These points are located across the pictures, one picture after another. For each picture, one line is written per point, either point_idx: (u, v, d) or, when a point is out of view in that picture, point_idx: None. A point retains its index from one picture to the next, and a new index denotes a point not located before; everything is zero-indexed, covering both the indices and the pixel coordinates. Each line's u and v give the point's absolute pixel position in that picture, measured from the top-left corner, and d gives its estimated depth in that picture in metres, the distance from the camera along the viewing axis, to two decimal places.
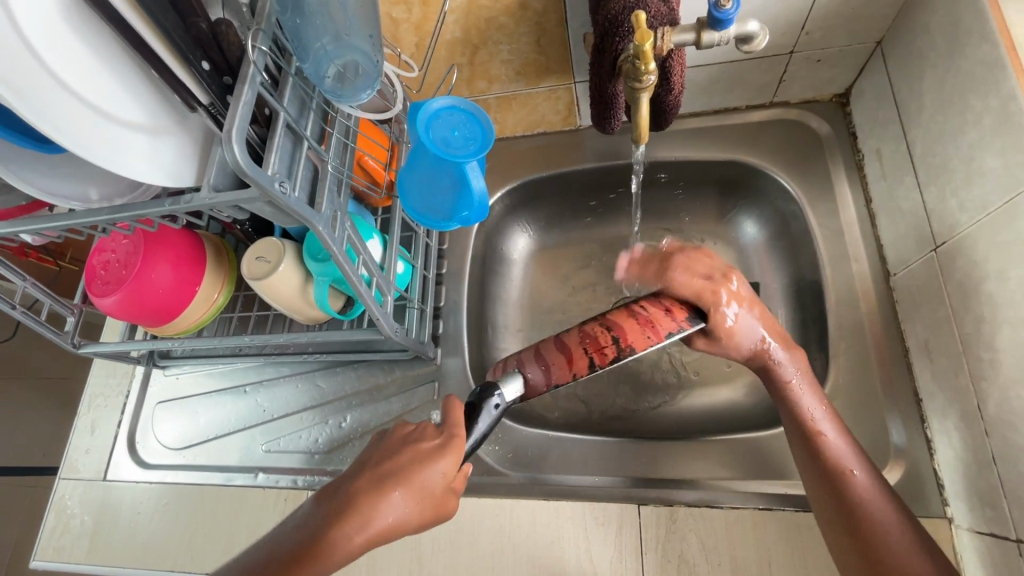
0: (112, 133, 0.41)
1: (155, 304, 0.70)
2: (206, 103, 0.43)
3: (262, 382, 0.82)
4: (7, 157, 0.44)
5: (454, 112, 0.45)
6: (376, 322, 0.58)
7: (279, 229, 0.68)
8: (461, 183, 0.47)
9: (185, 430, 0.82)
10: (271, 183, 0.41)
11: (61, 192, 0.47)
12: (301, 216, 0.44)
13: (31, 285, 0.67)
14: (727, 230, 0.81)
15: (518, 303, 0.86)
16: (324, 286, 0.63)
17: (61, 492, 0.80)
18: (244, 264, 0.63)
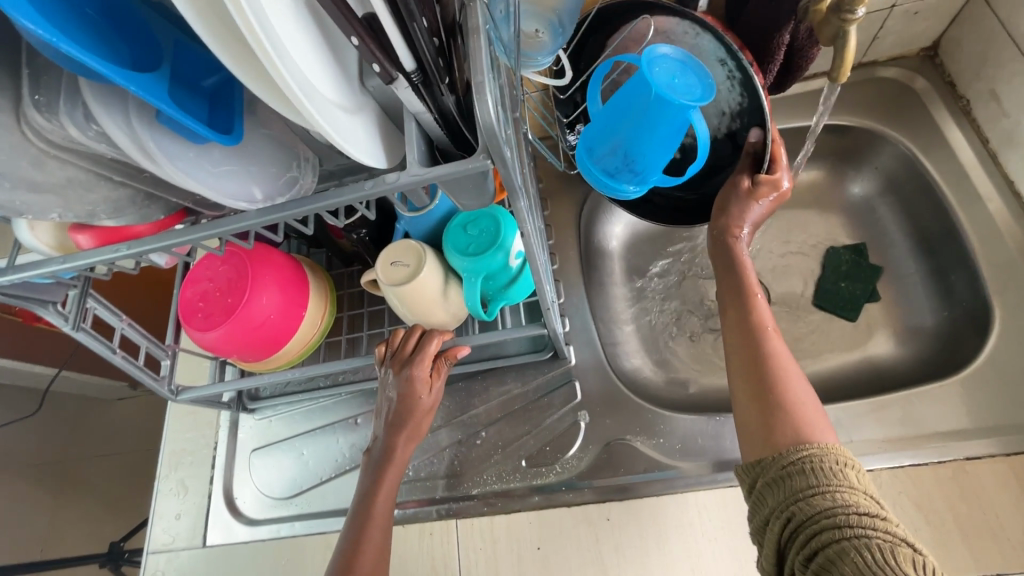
0: (320, 106, 0.33)
1: (264, 332, 0.62)
2: (409, 71, 0.34)
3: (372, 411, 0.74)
4: (172, 154, 0.37)
5: (669, 58, 0.42)
6: (547, 315, 0.53)
7: (401, 232, 0.60)
8: (667, 139, 0.43)
9: (292, 476, 0.73)
10: (502, 141, 0.34)
11: (227, 192, 0.40)
12: (517, 188, 0.38)
13: (128, 326, 0.59)
14: (829, 195, 0.81)
15: (626, 293, 0.84)
16: (476, 286, 0.55)
17: (153, 568, 0.71)
18: (377, 270, 0.54)
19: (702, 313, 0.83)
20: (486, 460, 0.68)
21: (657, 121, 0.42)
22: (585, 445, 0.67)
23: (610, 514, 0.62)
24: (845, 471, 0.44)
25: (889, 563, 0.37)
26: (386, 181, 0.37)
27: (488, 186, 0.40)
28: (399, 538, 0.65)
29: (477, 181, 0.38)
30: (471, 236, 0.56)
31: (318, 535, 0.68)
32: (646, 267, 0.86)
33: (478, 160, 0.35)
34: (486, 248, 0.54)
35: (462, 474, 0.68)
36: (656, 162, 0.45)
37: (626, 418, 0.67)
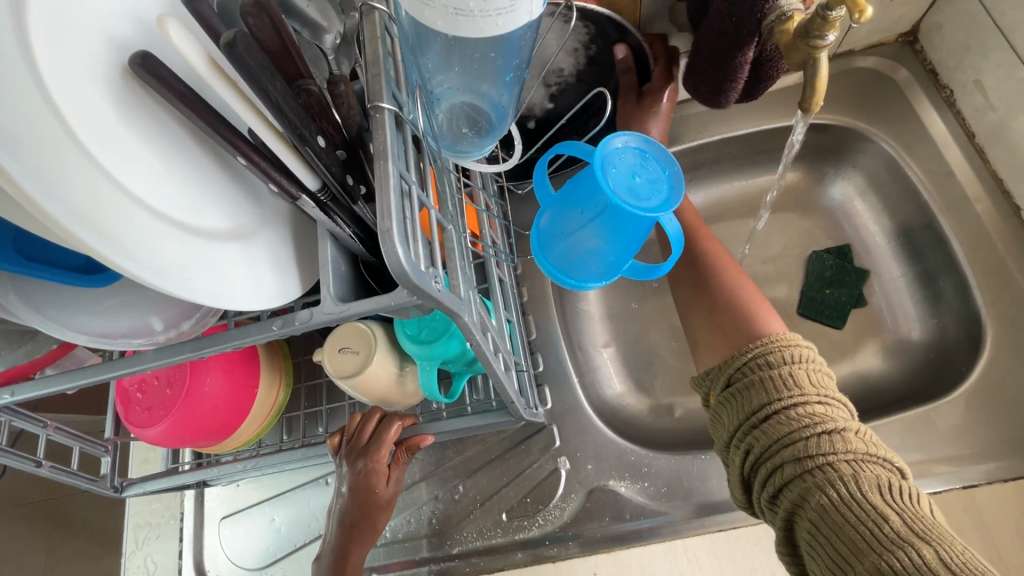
0: (200, 250, 0.30)
1: (209, 421, 0.58)
2: (314, 190, 0.32)
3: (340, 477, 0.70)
4: (41, 300, 0.33)
5: (626, 150, 0.36)
6: (511, 403, 0.50)
7: None
8: (637, 235, 0.39)
9: (264, 546, 0.70)
10: (424, 282, 0.31)
11: (120, 330, 0.35)
12: (451, 309, 0.35)
13: (55, 430, 0.55)
14: (809, 197, 0.77)
15: (602, 314, 0.80)
16: (432, 370, 0.52)
17: None
18: (326, 359, 0.53)
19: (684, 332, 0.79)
20: (466, 517, 0.65)
21: (620, 223, 0.37)
22: (568, 493, 0.63)
23: (597, 568, 0.59)
24: (801, 377, 0.44)
25: (845, 478, 0.39)
26: (299, 319, 0.34)
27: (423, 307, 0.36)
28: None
29: (406, 308, 0.35)
30: (422, 318, 0.52)
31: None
32: (622, 284, 0.82)
33: (401, 296, 0.32)
34: (438, 335, 0.51)
35: (440, 534, 0.65)
36: (625, 256, 0.40)
37: (608, 461, 0.64)
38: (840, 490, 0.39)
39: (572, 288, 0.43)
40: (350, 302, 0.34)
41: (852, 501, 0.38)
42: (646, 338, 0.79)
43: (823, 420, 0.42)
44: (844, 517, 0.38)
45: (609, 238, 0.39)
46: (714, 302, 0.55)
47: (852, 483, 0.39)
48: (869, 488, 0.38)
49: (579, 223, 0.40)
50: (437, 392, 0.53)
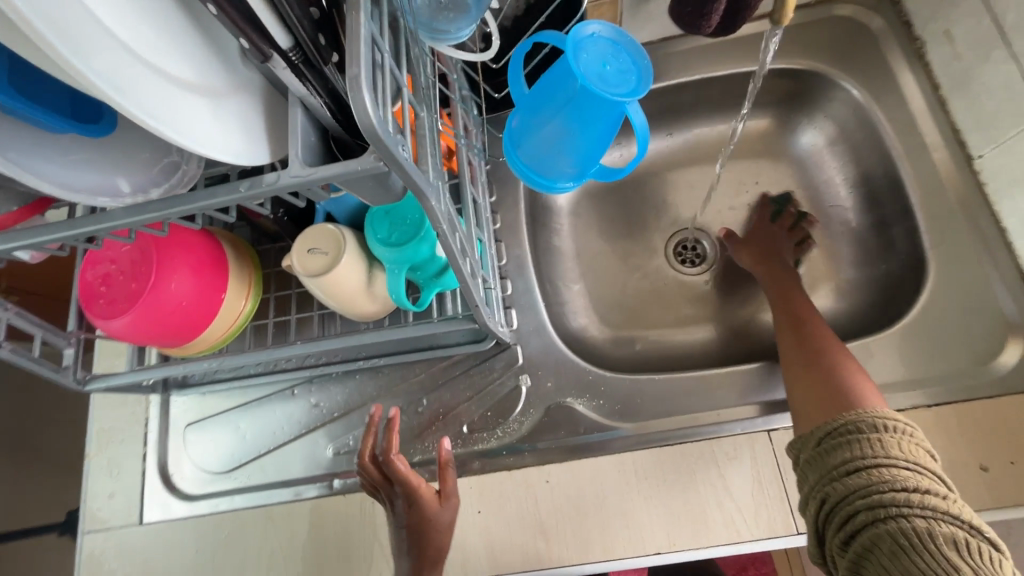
0: (166, 93, 0.30)
1: (176, 319, 0.58)
2: (285, 49, 0.32)
3: (306, 389, 0.71)
4: (3, 142, 0.33)
5: (598, 39, 0.36)
6: (477, 312, 0.52)
7: (321, 213, 0.57)
8: (604, 134, 0.39)
9: (230, 452, 0.71)
10: (392, 145, 0.31)
11: (84, 184, 0.36)
12: (418, 185, 0.36)
13: (17, 315, 0.55)
14: (779, 147, 0.80)
15: (574, 250, 0.82)
16: (399, 274, 0.53)
17: (89, 547, 0.69)
18: (293, 259, 0.53)
19: (651, 272, 0.82)
20: (429, 427, 0.67)
21: (588, 114, 0.38)
22: (527, 409, 0.66)
23: (550, 476, 0.62)
24: (886, 441, 0.47)
25: (922, 531, 0.41)
26: (266, 182, 0.34)
27: (392, 183, 0.37)
28: (344, 511, 0.65)
29: (372, 181, 0.36)
30: (392, 222, 0.52)
31: (253, 514, 0.67)
32: (595, 223, 0.84)
33: (370, 162, 0.33)
34: (409, 237, 0.51)
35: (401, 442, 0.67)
36: (592, 155, 0.41)
37: (567, 380, 0.67)
38: (912, 537, 0.41)
39: (542, 188, 0.43)
40: (317, 168, 0.35)
41: (922, 548, 0.40)
42: (615, 275, 0.82)
43: (905, 481, 0.44)
44: (914, 561, 0.40)
45: (576, 134, 0.39)
46: (825, 385, 0.55)
47: (925, 537, 0.41)
48: (944, 542, 0.40)
49: (546, 117, 0.40)
50: (405, 298, 0.54)
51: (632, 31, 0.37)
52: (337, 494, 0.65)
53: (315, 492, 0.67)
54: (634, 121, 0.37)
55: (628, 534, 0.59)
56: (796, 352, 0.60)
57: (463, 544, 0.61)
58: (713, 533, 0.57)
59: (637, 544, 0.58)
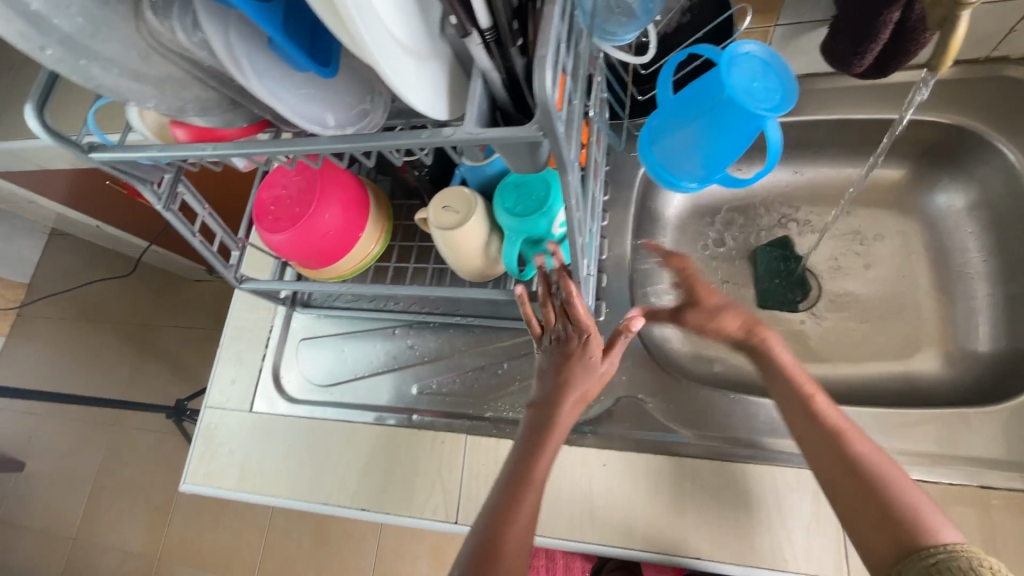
0: (392, 49, 0.37)
1: (321, 245, 0.69)
2: (484, 28, 0.39)
3: (405, 330, 0.80)
4: (262, 70, 0.42)
5: (751, 58, 0.40)
6: (576, 289, 0.57)
7: (458, 178, 0.65)
8: (736, 146, 0.43)
9: (331, 369, 0.81)
10: (556, 119, 0.37)
11: (304, 113, 0.45)
12: (563, 159, 0.41)
13: (210, 215, 0.67)
14: (911, 201, 0.77)
15: (671, 261, 0.84)
16: (516, 243, 0.59)
17: (208, 420, 0.82)
18: (430, 212, 0.61)
19: (744, 298, 0.82)
20: (505, 389, 0.74)
21: (726, 124, 0.41)
22: (598, 394, 0.70)
23: (608, 461, 0.65)
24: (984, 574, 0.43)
25: None
26: (443, 135, 0.41)
27: (540, 154, 0.43)
28: (419, 444, 0.73)
29: (525, 147, 0.42)
30: (520, 195, 0.58)
31: (341, 427, 0.77)
32: (698, 240, 0.85)
33: (530, 131, 0.39)
34: (532, 211, 0.57)
35: (474, 396, 0.75)
36: (718, 163, 0.44)
37: (642, 378, 0.70)
38: None
39: (667, 185, 0.48)
40: (486, 130, 0.41)
41: None
42: (707, 293, 0.83)
43: None
44: None
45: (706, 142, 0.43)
46: (865, 488, 0.52)
47: None
48: None
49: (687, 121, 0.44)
50: (515, 265, 0.61)
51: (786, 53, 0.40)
52: (414, 426, 0.74)
53: (395, 421, 0.75)
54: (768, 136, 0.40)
55: (671, 533, 0.61)
56: (807, 428, 0.57)
57: None
58: (758, 554, 0.58)
59: (678, 545, 0.61)
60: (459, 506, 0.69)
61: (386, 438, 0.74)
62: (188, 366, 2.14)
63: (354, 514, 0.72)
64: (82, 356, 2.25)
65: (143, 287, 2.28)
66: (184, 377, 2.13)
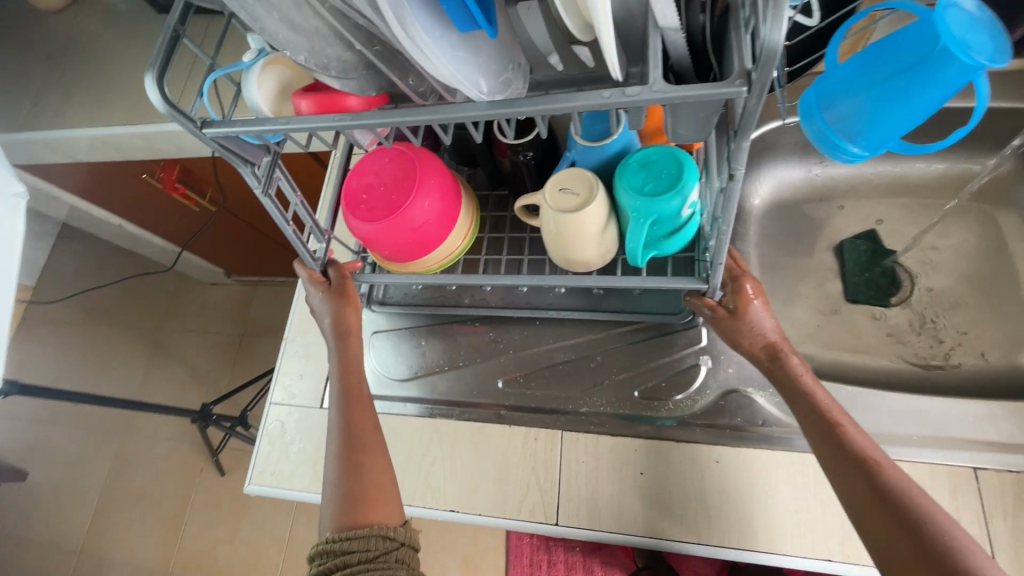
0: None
1: (417, 235, 0.66)
2: None
3: (489, 325, 0.77)
4: (426, 26, 0.40)
5: (960, 12, 0.40)
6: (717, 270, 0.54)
7: (568, 161, 0.62)
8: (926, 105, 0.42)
9: (409, 366, 0.77)
10: (767, 72, 0.35)
11: (463, 75, 0.43)
12: (751, 123, 0.39)
13: (300, 204, 0.64)
14: (1010, 192, 0.77)
15: (757, 253, 0.82)
16: (642, 224, 0.57)
17: (274, 417, 0.77)
18: (546, 194, 0.58)
19: (834, 291, 0.80)
20: (601, 384, 0.70)
21: (930, 78, 0.41)
22: (702, 388, 0.67)
23: (720, 457, 0.63)
24: None
25: None
26: (628, 94, 0.39)
27: (714, 119, 0.41)
28: (510, 442, 0.69)
29: (710, 107, 0.40)
30: (648, 174, 0.56)
31: (424, 426, 0.73)
32: (783, 232, 0.84)
33: (733, 87, 0.37)
34: (664, 190, 0.55)
35: (567, 393, 0.70)
36: (903, 124, 0.43)
37: (750, 371, 0.67)
38: None
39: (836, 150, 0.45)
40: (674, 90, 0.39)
41: None
42: (794, 285, 0.81)
43: None
44: None
45: (898, 99, 0.42)
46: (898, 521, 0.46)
47: None
48: None
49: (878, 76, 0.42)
50: (637, 249, 0.58)
51: (994, 11, 0.41)
52: (503, 422, 0.70)
53: (482, 417, 0.71)
54: (980, 88, 0.39)
55: (796, 531, 0.59)
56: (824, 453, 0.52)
57: (622, 499, 0.64)
58: None
59: (802, 543, 0.59)
60: (557, 507, 0.65)
61: (475, 437, 0.71)
62: (203, 371, 2.07)
63: (442, 516, 0.67)
64: (89, 360, 2.16)
65: (158, 287, 2.22)
66: (199, 382, 2.06)
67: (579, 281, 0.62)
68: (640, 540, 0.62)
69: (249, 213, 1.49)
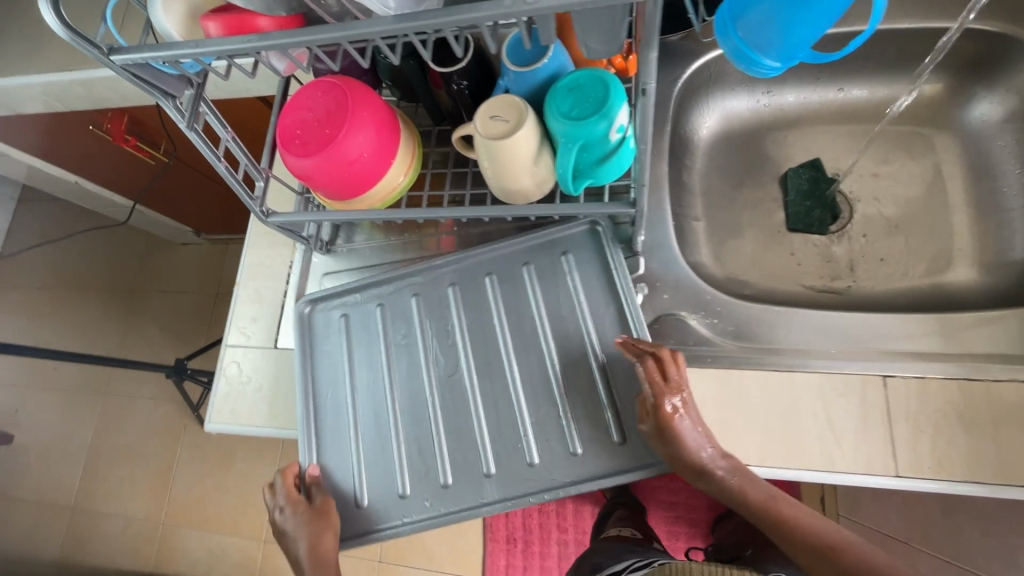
0: None
1: (355, 171, 0.66)
2: None
3: (434, 365, 0.71)
4: None
5: None
6: (642, 190, 0.55)
7: (502, 88, 0.62)
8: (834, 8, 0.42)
9: (374, 440, 0.70)
10: None
11: None
12: (653, 30, 0.39)
13: (232, 141, 0.62)
14: (945, 115, 0.78)
15: (701, 186, 0.83)
16: (570, 151, 0.57)
17: (231, 358, 0.79)
18: (477, 122, 0.58)
19: (775, 220, 0.82)
20: (572, 383, 0.67)
21: None
22: None
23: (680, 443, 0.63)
24: None
25: None
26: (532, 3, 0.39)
27: (620, 30, 0.42)
28: (514, 467, 0.66)
29: (613, 16, 0.40)
30: (575, 97, 0.56)
31: (423, 501, 0.67)
32: (728, 164, 0.84)
33: None
34: (589, 113, 0.55)
35: (541, 390, 0.67)
36: (810, 34, 0.43)
37: (684, 295, 0.69)
38: None
39: (747, 67, 0.47)
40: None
41: None
42: (737, 216, 0.83)
43: None
44: None
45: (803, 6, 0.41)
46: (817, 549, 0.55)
47: None
48: None
49: None
50: (568, 176, 0.60)
51: None
52: None
53: None
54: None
55: None
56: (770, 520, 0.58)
57: None
58: (806, 456, 0.58)
59: None
60: None
61: (472, 473, 0.67)
62: (179, 329, 2.07)
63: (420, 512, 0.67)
64: (68, 321, 2.17)
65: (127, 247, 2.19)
66: (177, 341, 2.07)
67: (516, 212, 0.63)
68: (636, 476, 0.63)
69: (206, 164, 1.46)
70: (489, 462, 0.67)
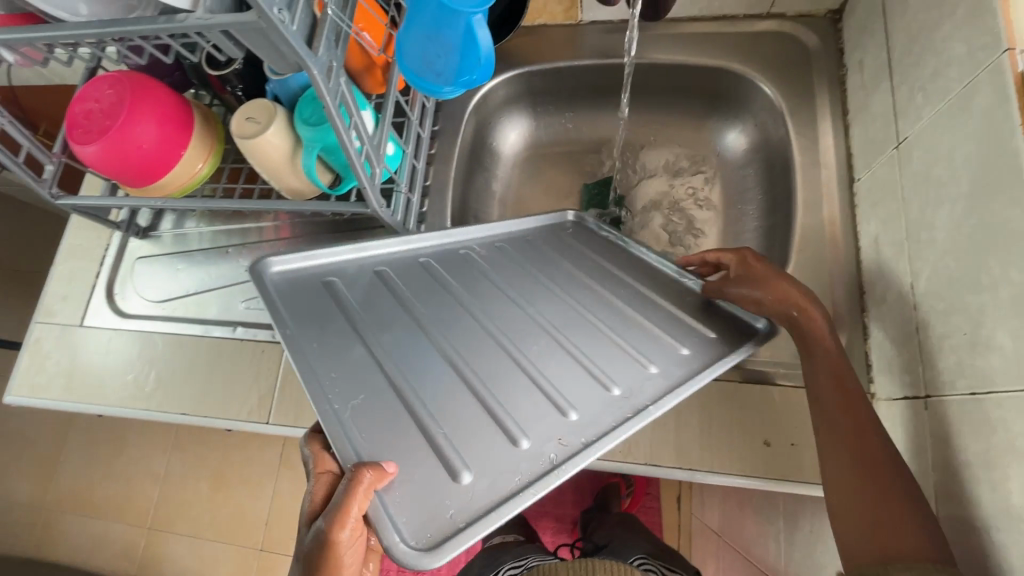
0: None
1: (138, 160, 0.69)
2: None
3: (409, 331, 0.54)
4: None
5: None
6: (364, 192, 0.60)
7: (269, 93, 0.67)
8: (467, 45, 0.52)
9: (377, 414, 0.46)
10: (268, 8, 0.41)
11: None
12: (296, 50, 0.45)
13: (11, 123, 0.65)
14: (714, 143, 0.87)
15: (503, 195, 0.90)
16: (313, 153, 0.64)
17: (37, 335, 0.82)
18: (233, 122, 0.64)
19: None
20: (609, 306, 0.60)
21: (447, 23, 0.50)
22: None
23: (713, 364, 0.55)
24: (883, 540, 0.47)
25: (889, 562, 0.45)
26: (178, 20, 0.43)
27: (281, 51, 0.47)
28: (590, 400, 0.50)
29: (263, 36, 0.45)
30: (316, 106, 0.62)
31: (505, 482, 0.43)
32: (532, 177, 0.91)
33: (250, 18, 0.42)
34: (325, 120, 0.62)
35: (573, 334, 0.56)
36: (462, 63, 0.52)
37: None
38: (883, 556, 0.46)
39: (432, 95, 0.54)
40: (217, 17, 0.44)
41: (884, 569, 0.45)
42: None
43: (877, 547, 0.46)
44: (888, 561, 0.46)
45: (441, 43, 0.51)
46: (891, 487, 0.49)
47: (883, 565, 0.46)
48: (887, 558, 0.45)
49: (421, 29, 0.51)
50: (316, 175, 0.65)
51: None
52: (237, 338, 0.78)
53: (221, 333, 0.79)
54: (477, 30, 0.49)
55: None
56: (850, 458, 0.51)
57: None
58: None
59: None
60: (271, 409, 0.75)
61: (589, 398, 0.50)
62: None
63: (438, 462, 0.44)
64: None
65: None
66: None
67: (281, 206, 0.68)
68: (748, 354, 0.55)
69: None
70: (566, 404, 0.49)
